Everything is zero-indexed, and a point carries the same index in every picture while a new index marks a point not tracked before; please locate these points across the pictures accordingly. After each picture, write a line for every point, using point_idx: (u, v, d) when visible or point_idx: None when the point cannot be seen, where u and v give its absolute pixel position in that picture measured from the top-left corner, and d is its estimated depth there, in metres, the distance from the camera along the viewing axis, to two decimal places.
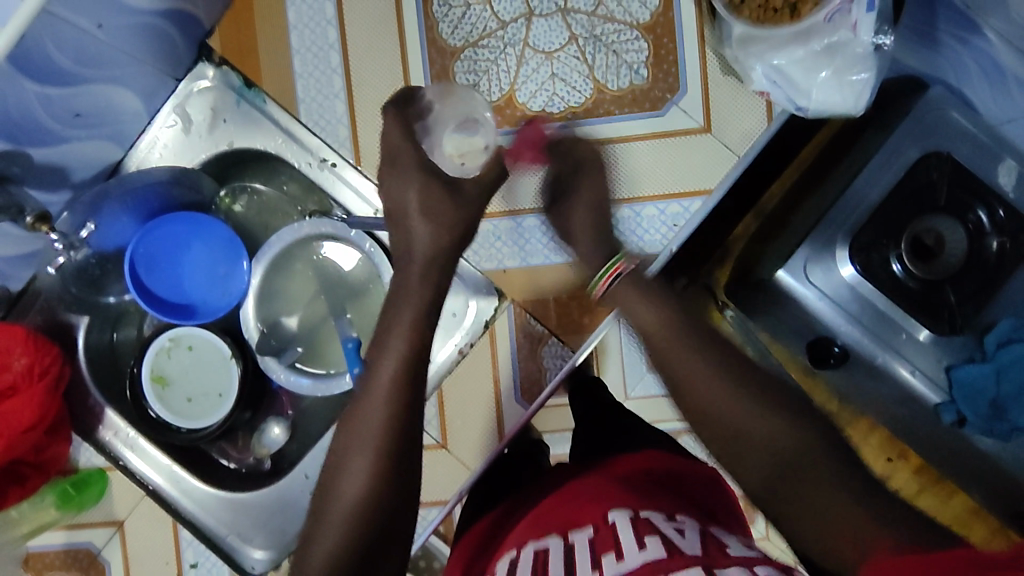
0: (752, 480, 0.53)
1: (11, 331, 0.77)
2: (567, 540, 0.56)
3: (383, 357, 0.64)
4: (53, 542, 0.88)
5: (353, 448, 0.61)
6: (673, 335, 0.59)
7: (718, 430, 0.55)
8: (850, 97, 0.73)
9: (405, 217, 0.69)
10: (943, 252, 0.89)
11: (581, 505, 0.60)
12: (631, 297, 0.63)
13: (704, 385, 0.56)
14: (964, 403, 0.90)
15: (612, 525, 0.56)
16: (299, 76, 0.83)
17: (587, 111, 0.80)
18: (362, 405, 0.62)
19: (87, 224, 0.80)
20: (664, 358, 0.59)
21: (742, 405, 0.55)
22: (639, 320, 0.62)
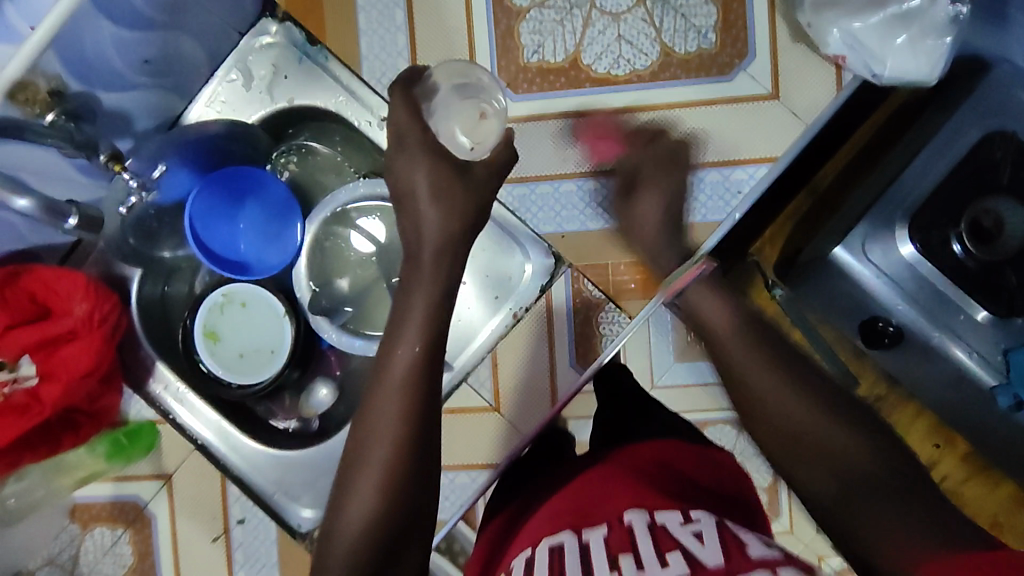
0: (805, 479, 0.57)
1: (71, 277, 0.76)
2: (580, 537, 0.56)
3: (397, 343, 0.62)
4: (98, 494, 0.88)
5: (369, 459, 0.60)
6: (751, 357, 0.64)
7: (772, 376, 0.62)
8: (925, 65, 0.72)
9: (414, 202, 0.64)
10: (1003, 234, 0.88)
11: (585, 498, 0.61)
12: (705, 300, 0.70)
13: (775, 389, 0.61)
14: (1022, 388, 0.88)
15: (628, 524, 0.54)
16: (364, 34, 0.83)
17: (652, 75, 0.79)
18: (372, 408, 0.61)
19: (160, 164, 0.80)
20: (727, 353, 0.66)
21: (815, 418, 0.59)
22: (716, 328, 0.68)
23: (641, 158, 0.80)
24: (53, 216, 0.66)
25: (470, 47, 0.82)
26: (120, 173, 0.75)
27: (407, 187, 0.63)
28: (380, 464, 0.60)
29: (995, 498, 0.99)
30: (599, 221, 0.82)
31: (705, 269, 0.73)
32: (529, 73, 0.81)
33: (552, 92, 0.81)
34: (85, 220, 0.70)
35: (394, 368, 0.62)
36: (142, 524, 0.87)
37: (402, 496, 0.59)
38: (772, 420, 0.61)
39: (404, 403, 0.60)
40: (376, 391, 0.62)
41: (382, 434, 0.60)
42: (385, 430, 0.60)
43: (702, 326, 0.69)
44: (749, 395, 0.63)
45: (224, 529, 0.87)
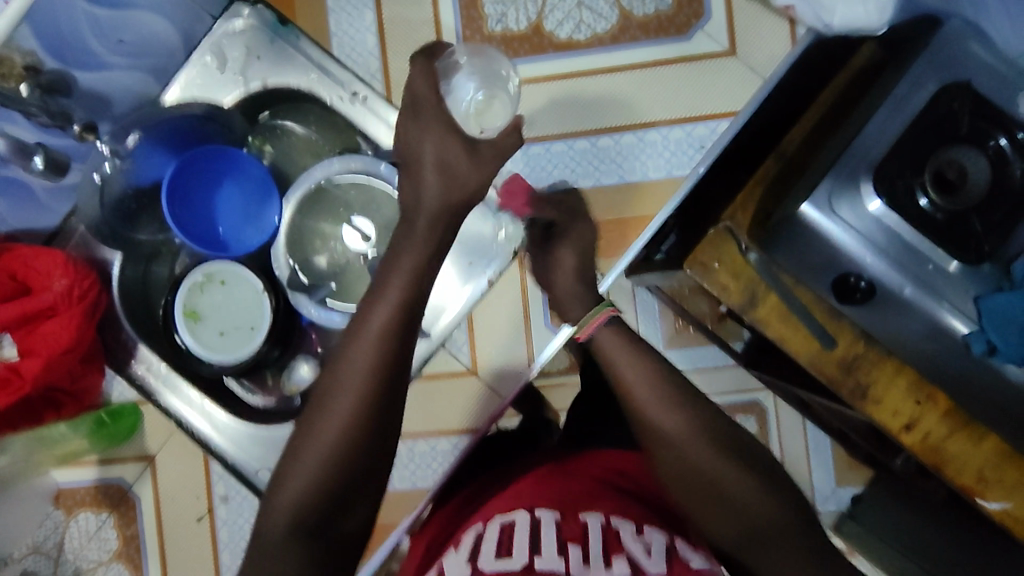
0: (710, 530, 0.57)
1: (50, 255, 0.78)
2: (534, 514, 0.57)
3: (376, 303, 0.57)
4: (83, 478, 0.88)
5: (331, 409, 0.55)
6: (672, 411, 0.58)
7: (679, 438, 0.57)
8: (873, 11, 0.73)
9: (419, 167, 0.58)
10: (966, 184, 0.90)
11: (542, 491, 0.60)
12: (632, 370, 0.61)
13: (688, 454, 0.57)
14: (994, 333, 0.89)
15: (582, 521, 0.56)
16: (331, 12, 0.87)
17: (612, 38, 0.82)
18: (342, 366, 0.56)
19: (133, 133, 0.82)
20: (658, 436, 0.58)
21: (727, 481, 0.56)
22: (632, 376, 0.60)
23: (607, 118, 0.82)
24: (18, 155, 0.72)
25: (437, 21, 0.85)
26: (93, 142, 0.79)
27: (412, 152, 0.59)
28: (341, 426, 0.54)
29: (980, 452, 0.97)
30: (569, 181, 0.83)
31: (616, 315, 0.65)
32: (494, 41, 0.83)
33: (517, 59, 0.83)
34: (51, 163, 0.76)
35: (372, 324, 0.56)
36: (127, 507, 0.87)
37: (357, 468, 0.55)
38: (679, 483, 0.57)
39: (376, 365, 0.55)
40: (348, 352, 0.56)
41: (347, 398, 0.55)
42: (351, 393, 0.55)
43: (629, 401, 0.60)
44: (655, 447, 0.59)
45: (208, 508, 0.87)
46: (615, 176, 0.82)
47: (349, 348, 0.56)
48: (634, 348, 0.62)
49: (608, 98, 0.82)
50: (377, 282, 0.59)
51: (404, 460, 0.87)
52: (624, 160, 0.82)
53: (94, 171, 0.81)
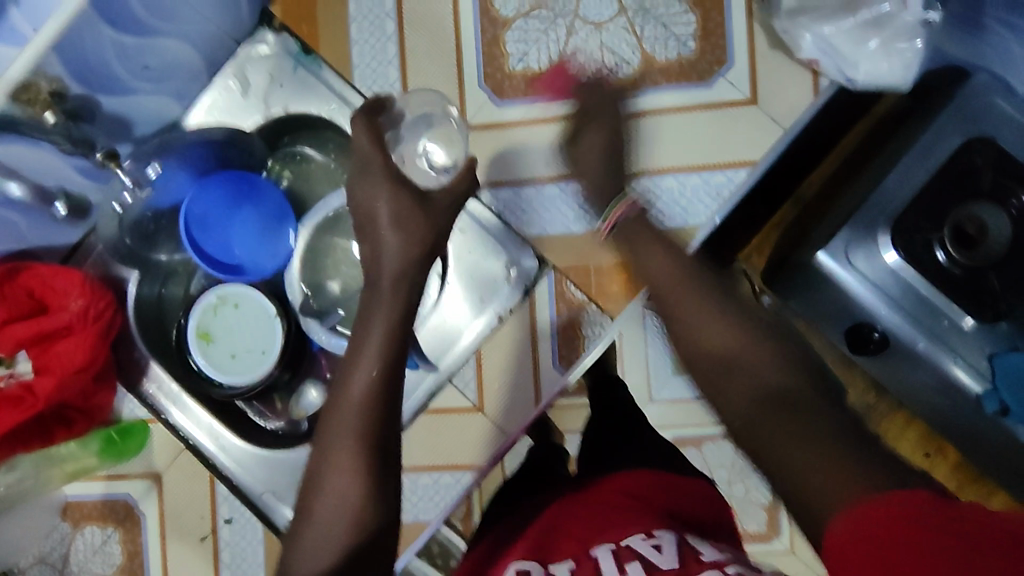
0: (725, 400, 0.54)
1: (67, 275, 0.80)
2: (546, 569, 0.54)
3: (353, 371, 0.60)
4: (90, 492, 0.89)
5: (330, 465, 0.57)
6: (687, 289, 0.62)
7: (698, 309, 0.60)
8: (897, 66, 0.74)
9: (374, 226, 0.64)
10: (984, 241, 0.89)
11: (554, 535, 0.58)
12: (649, 253, 0.67)
13: (711, 325, 0.58)
14: (1007, 390, 0.88)
15: (593, 555, 0.54)
16: (355, 42, 0.86)
17: (634, 82, 0.82)
18: (328, 436, 0.58)
19: (152, 163, 0.82)
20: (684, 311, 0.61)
21: (750, 350, 0.55)
22: (648, 253, 0.67)
23: (624, 162, 0.82)
24: (42, 202, 0.77)
25: (458, 55, 0.84)
26: (115, 169, 0.79)
27: (367, 212, 0.65)
28: (346, 474, 0.56)
29: (992, 507, 1.00)
30: (584, 224, 0.83)
31: (633, 202, 0.71)
32: (514, 80, 0.83)
33: (536, 98, 0.83)
34: (71, 207, 0.81)
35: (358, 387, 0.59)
36: (132, 523, 0.88)
37: (371, 510, 0.56)
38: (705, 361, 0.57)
39: (365, 412, 0.58)
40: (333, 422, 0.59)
41: (346, 447, 0.57)
42: (348, 439, 0.57)
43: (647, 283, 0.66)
44: (686, 331, 0.60)
45: (211, 529, 0.87)
46: None
47: (336, 409, 0.59)
48: (659, 239, 0.68)
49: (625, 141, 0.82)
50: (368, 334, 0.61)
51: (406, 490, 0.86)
52: (639, 205, 0.82)
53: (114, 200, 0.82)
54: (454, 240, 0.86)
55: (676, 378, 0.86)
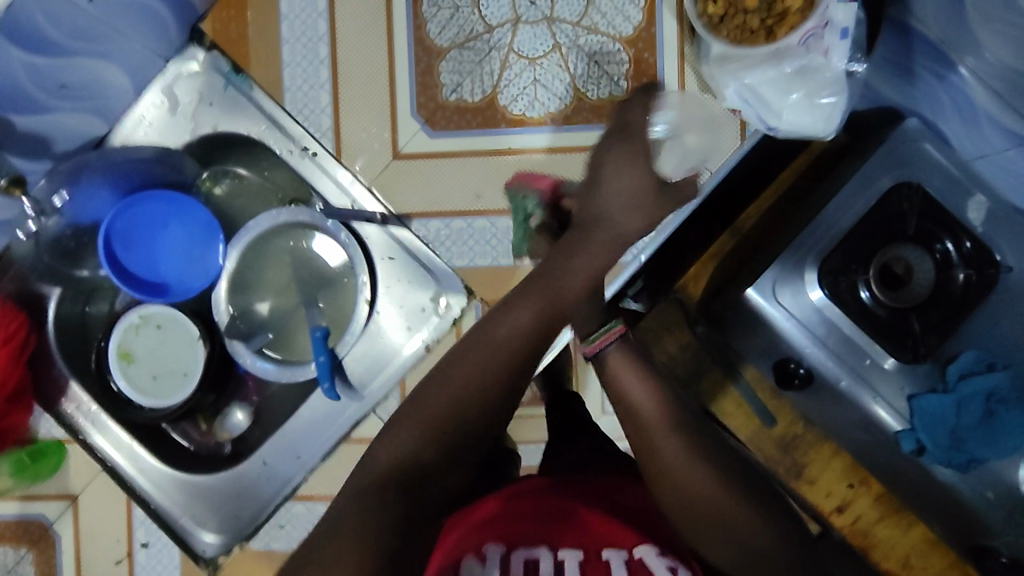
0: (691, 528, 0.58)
1: None
2: (556, 555, 0.55)
3: (521, 302, 0.61)
4: (4, 511, 0.87)
5: (457, 369, 0.60)
6: (664, 430, 0.60)
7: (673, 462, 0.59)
8: (820, 118, 0.77)
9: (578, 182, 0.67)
10: (911, 281, 0.90)
11: (562, 523, 0.59)
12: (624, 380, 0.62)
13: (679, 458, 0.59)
14: (924, 432, 0.88)
15: (605, 559, 0.56)
16: (286, 67, 0.84)
17: (566, 117, 0.81)
18: (477, 337, 0.61)
19: (62, 192, 0.81)
20: (653, 448, 0.60)
21: (719, 495, 0.58)
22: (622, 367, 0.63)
23: None
24: None
25: (391, 82, 0.83)
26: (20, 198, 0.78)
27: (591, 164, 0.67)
28: (467, 384, 0.59)
29: (909, 539, 0.96)
30: (491, 258, 0.82)
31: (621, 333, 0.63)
32: (447, 110, 0.83)
33: (468, 131, 0.82)
34: None
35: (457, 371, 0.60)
36: (46, 545, 0.86)
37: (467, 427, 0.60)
38: (678, 509, 0.58)
39: (518, 334, 0.60)
40: (434, 392, 0.60)
41: (477, 363, 0.60)
42: (478, 361, 0.60)
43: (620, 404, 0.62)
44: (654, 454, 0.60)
45: (128, 552, 0.85)
46: None
47: (497, 319, 0.61)
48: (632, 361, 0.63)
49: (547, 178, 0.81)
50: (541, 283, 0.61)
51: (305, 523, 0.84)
52: None
53: (21, 228, 0.81)
54: (384, 266, 0.87)
55: None
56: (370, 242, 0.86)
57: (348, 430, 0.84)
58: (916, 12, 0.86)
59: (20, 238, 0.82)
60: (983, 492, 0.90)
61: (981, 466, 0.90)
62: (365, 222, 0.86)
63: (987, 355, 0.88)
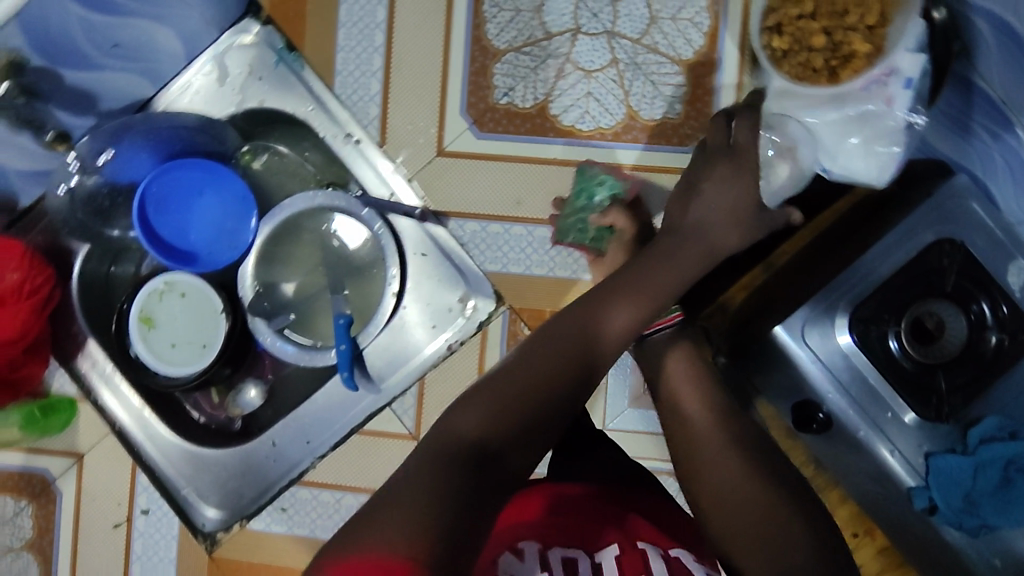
0: (735, 542, 0.57)
1: (9, 246, 0.78)
2: (592, 557, 0.57)
3: (614, 307, 0.60)
4: (9, 461, 0.86)
5: (535, 359, 0.57)
6: (714, 438, 0.62)
7: (720, 476, 0.60)
8: (873, 166, 0.74)
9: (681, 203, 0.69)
10: (942, 338, 0.88)
11: (598, 524, 0.61)
12: (681, 391, 0.67)
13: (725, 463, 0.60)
14: (938, 492, 0.86)
15: (640, 551, 0.58)
16: (341, 51, 0.83)
17: (616, 133, 0.80)
18: (560, 330, 0.59)
19: (107, 151, 0.81)
20: (707, 456, 0.62)
21: (769, 508, 0.57)
22: (679, 387, 0.67)
23: None
24: None
25: (444, 78, 0.82)
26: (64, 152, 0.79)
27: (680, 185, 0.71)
28: (549, 374, 0.56)
29: None
30: (522, 267, 0.82)
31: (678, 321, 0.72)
32: (496, 113, 0.82)
33: (515, 136, 0.81)
34: None
35: (534, 360, 0.57)
36: (47, 500, 0.86)
37: (540, 420, 0.55)
38: (722, 521, 0.58)
39: (611, 334, 0.59)
40: (509, 376, 0.56)
41: (559, 358, 0.57)
42: (561, 353, 0.58)
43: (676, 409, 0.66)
44: (703, 458, 0.62)
45: (127, 516, 0.85)
46: (568, 271, 0.81)
47: (586, 311, 0.60)
48: (690, 368, 0.69)
49: None
50: (640, 286, 0.62)
51: (307, 505, 0.83)
52: None
53: (60, 183, 0.81)
54: (415, 263, 0.85)
55: (631, 409, 0.86)
56: (403, 234, 0.85)
57: (361, 422, 0.83)
58: (980, 68, 0.86)
59: (55, 193, 0.82)
60: (990, 560, 0.88)
61: (992, 533, 0.87)
62: (403, 216, 0.84)
63: (1009, 423, 0.86)
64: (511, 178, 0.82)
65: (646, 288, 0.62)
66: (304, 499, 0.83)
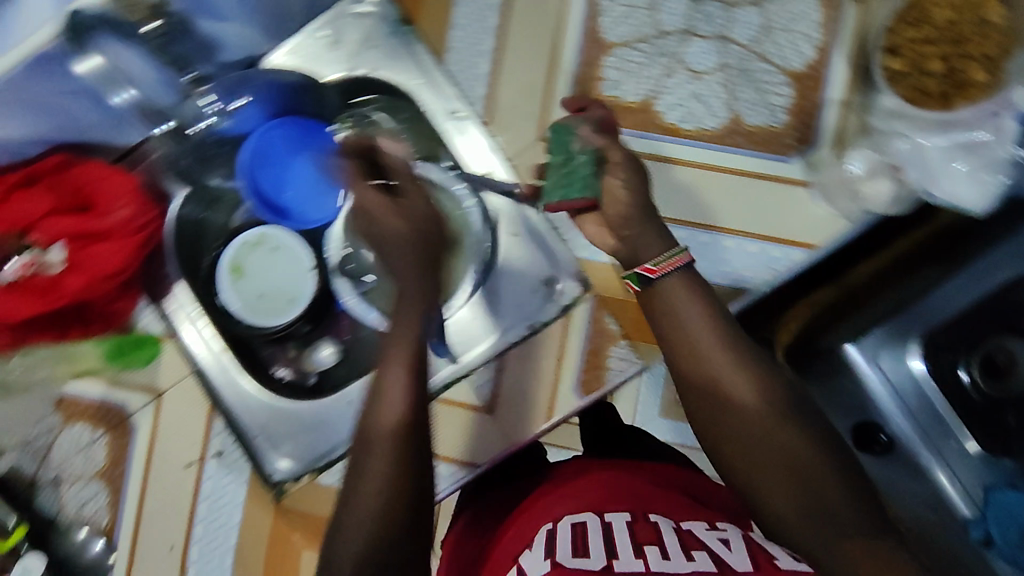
0: (806, 543, 0.49)
1: (121, 180, 0.80)
2: (602, 518, 0.60)
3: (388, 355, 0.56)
4: (89, 391, 0.88)
5: (372, 431, 0.53)
6: (739, 376, 0.54)
7: (771, 462, 0.52)
8: (979, 193, 0.76)
9: None
10: (1015, 375, 0.88)
11: (600, 493, 0.64)
12: (688, 312, 0.57)
13: (744, 398, 0.54)
14: (995, 525, 0.85)
15: (653, 521, 0.59)
16: (459, 29, 0.85)
17: (719, 136, 0.82)
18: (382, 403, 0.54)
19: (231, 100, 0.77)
20: (729, 390, 0.54)
21: (785, 441, 0.52)
22: (696, 332, 0.56)
23: (682, 208, 0.82)
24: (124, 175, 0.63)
25: (553, 65, 0.84)
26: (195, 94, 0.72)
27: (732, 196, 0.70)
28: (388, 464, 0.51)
29: None
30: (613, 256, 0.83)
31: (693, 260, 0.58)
32: (603, 105, 0.83)
33: (620, 128, 0.83)
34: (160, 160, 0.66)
35: (372, 464, 0.51)
36: (122, 433, 0.88)
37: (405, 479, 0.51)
38: (747, 473, 0.53)
39: (408, 410, 0.53)
40: (362, 474, 0.51)
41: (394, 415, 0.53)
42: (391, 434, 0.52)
43: (669, 333, 0.57)
44: (718, 383, 0.55)
45: (200, 457, 0.88)
46: None
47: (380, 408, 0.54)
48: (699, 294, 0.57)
49: (682, 190, 0.82)
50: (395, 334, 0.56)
51: None
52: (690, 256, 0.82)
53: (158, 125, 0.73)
54: (505, 242, 0.86)
55: (660, 418, 0.92)
56: (493, 211, 0.86)
57: (437, 390, 0.84)
58: None
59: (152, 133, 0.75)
60: None
61: None
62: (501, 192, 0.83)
63: None
64: None
65: (400, 331, 0.56)
66: None
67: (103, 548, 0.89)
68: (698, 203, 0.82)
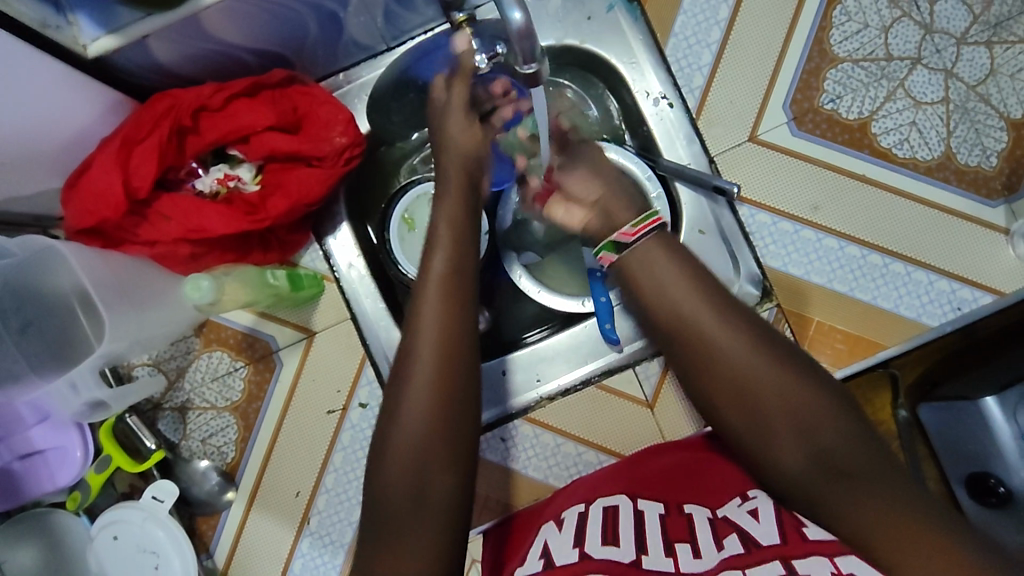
0: (799, 480, 0.54)
1: (335, 106, 0.75)
2: (636, 505, 0.63)
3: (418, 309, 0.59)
4: (238, 321, 0.85)
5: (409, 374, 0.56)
6: (716, 324, 0.59)
7: (774, 415, 0.55)
8: None
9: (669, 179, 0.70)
10: None
11: (629, 482, 0.68)
12: (666, 266, 0.62)
13: (722, 345, 0.58)
14: None
15: (687, 514, 0.62)
16: (685, 14, 0.83)
17: (927, 168, 0.82)
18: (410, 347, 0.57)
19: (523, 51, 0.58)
20: (711, 334, 0.58)
21: (774, 383, 0.56)
22: (673, 287, 0.60)
23: (878, 233, 0.82)
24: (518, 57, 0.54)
25: (776, 68, 0.83)
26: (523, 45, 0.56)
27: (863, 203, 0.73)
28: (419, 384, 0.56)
29: None
30: (802, 269, 0.82)
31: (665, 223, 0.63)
32: (819, 116, 0.82)
33: (832, 143, 0.82)
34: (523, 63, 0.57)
35: (411, 394, 0.56)
36: (265, 367, 0.85)
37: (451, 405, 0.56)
38: (734, 417, 0.57)
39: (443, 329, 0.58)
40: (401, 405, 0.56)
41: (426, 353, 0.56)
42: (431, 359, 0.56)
43: (654, 293, 0.61)
44: (701, 332, 0.59)
45: (343, 405, 0.84)
46: (845, 285, 0.82)
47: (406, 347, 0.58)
48: (674, 253, 0.62)
49: (883, 215, 0.82)
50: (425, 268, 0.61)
51: (523, 442, 0.86)
52: (875, 284, 0.82)
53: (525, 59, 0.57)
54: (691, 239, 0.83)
55: None
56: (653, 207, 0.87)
57: (597, 375, 0.85)
58: None
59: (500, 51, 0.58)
60: None
61: None
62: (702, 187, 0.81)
63: None
64: (819, 185, 0.82)
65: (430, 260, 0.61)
66: (525, 435, 0.86)
67: (220, 483, 0.84)
68: (895, 231, 0.82)
